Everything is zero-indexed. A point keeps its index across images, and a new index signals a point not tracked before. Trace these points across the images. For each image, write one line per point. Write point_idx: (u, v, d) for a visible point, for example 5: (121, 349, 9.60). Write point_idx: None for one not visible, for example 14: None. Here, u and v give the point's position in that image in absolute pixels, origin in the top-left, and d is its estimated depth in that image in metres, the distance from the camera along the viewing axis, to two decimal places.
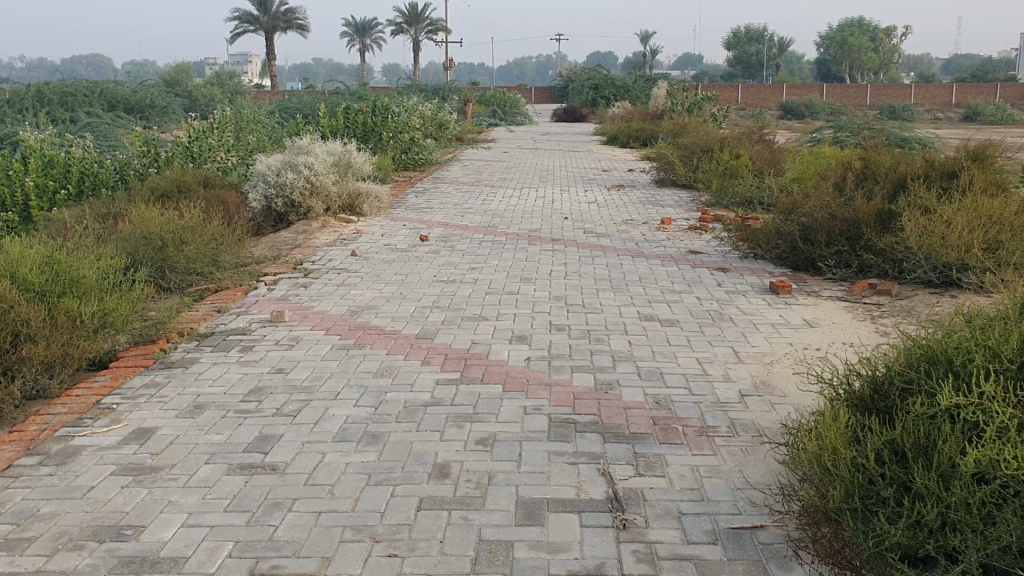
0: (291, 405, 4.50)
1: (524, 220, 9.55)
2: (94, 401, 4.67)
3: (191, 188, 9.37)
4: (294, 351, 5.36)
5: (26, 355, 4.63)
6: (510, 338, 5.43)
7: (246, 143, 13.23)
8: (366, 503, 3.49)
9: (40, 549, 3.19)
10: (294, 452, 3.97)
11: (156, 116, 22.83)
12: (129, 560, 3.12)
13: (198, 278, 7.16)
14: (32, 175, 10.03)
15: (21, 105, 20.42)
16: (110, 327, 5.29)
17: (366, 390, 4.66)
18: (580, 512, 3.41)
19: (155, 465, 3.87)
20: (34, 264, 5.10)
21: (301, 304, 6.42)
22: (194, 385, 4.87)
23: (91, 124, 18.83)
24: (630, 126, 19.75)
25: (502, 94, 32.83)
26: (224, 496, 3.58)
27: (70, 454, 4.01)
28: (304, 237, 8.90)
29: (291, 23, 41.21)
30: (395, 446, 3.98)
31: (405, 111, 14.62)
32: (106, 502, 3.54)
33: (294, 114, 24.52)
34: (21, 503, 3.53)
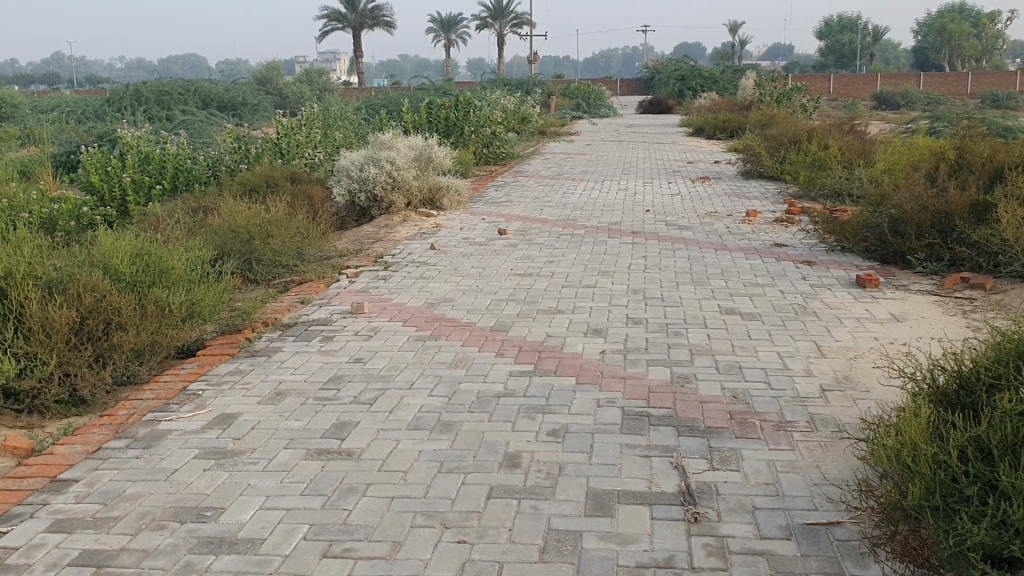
0: (367, 393, 4.58)
1: (605, 213, 9.50)
2: (181, 387, 4.85)
3: (278, 183, 9.61)
4: (372, 342, 5.45)
5: (117, 343, 4.81)
6: (586, 331, 5.41)
7: (333, 138, 13.50)
8: (437, 489, 3.52)
9: (124, 527, 3.31)
10: (369, 438, 4.04)
11: (248, 113, 23.49)
12: (207, 540, 3.22)
13: (284, 270, 7.35)
14: (129, 171, 10.45)
15: (120, 105, 21.29)
16: (198, 316, 5.49)
17: (440, 380, 4.71)
18: (651, 504, 3.38)
19: (236, 449, 3.99)
20: (126, 254, 5.30)
21: (380, 296, 6.53)
22: (276, 373, 5.00)
23: (186, 121, 19.47)
24: (718, 117, 19.41)
25: (586, 86, 32.69)
26: (301, 480, 3.66)
27: (156, 438, 4.16)
28: (386, 231, 9.04)
29: (379, 20, 41.89)
30: (466, 435, 4.01)
31: (488, 105, 14.70)
32: (188, 484, 3.66)
33: (379, 109, 24.89)
34: (108, 483, 3.68)
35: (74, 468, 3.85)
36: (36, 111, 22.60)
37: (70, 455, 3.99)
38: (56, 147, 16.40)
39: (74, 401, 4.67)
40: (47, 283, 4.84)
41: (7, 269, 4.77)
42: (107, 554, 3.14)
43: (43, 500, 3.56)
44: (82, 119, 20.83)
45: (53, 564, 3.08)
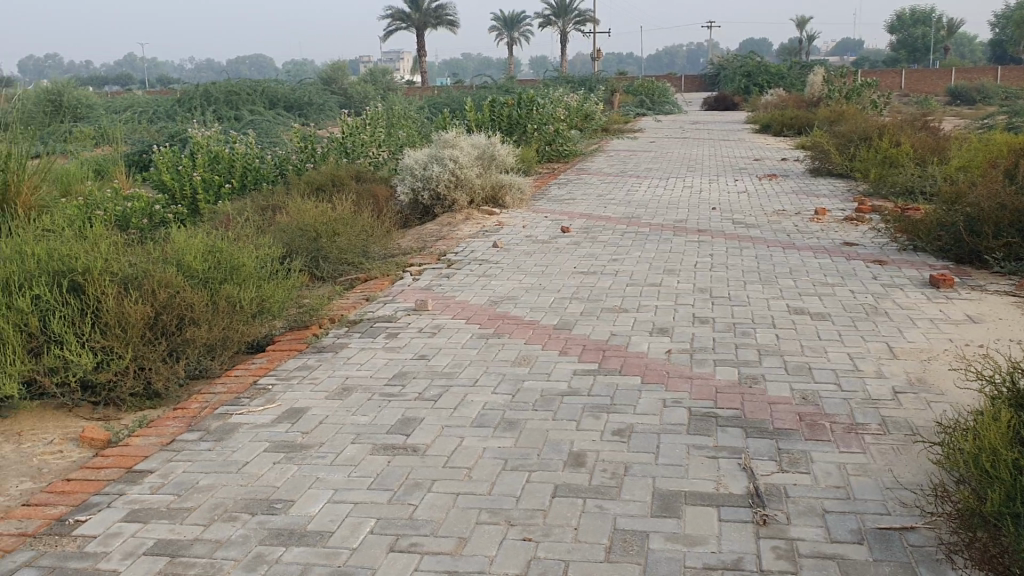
0: (432, 390, 4.61)
1: (670, 211, 9.41)
2: (251, 381, 4.95)
3: (344, 182, 9.73)
4: (436, 339, 5.48)
5: (190, 337, 4.92)
6: (651, 330, 5.37)
7: (397, 137, 13.62)
8: (502, 487, 3.53)
9: (198, 518, 3.39)
10: (434, 434, 4.06)
11: (313, 112, 23.83)
12: (277, 532, 3.28)
13: (350, 267, 7.43)
14: (200, 170, 10.69)
15: (190, 106, 21.78)
16: (267, 312, 5.59)
17: (504, 377, 4.71)
18: (719, 506, 3.34)
19: (305, 443, 4.05)
20: (199, 251, 5.42)
21: (444, 294, 6.56)
22: (343, 369, 5.06)
23: (254, 122, 19.83)
24: (785, 114, 19.08)
25: (649, 83, 32.43)
26: (367, 474, 3.71)
27: (227, 431, 4.25)
28: (449, 229, 9.08)
29: (442, 19, 42.13)
30: (531, 433, 4.01)
31: (551, 103, 14.68)
32: (259, 476, 3.73)
33: (442, 108, 25.04)
34: (182, 475, 3.77)
35: (149, 459, 3.95)
36: (110, 112, 23.24)
37: (146, 446, 4.10)
38: (129, 147, 16.85)
39: (148, 394, 4.78)
40: (123, 280, 4.97)
41: (86, 266, 4.92)
42: (182, 544, 3.21)
43: (120, 490, 3.66)
44: (154, 119, 21.36)
45: (130, 552, 3.16)
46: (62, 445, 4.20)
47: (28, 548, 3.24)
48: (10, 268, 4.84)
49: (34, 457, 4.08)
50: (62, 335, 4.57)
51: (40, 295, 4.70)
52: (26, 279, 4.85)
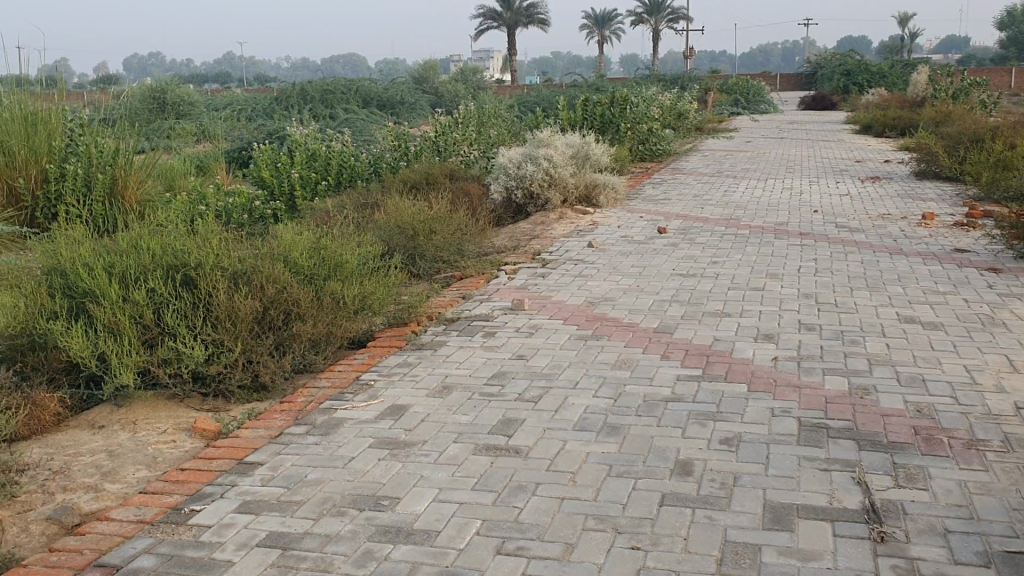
0: (533, 391, 4.60)
1: (770, 213, 9.21)
2: (354, 376, 5.02)
3: (438, 180, 9.80)
4: (534, 339, 5.47)
5: (296, 332, 5.04)
6: (756, 336, 5.26)
7: (490, 134, 13.68)
8: (608, 493, 3.49)
9: (307, 512, 3.44)
10: (536, 436, 4.05)
11: (406, 111, 24.10)
12: (386, 529, 3.31)
13: (445, 265, 7.48)
14: (298, 168, 10.94)
15: (287, 104, 22.30)
16: (369, 309, 5.68)
17: (605, 381, 4.67)
18: (833, 521, 3.24)
19: (408, 440, 4.09)
20: (304, 247, 5.54)
21: (540, 293, 6.55)
22: (442, 366, 5.09)
23: (349, 120, 20.17)
24: (888, 114, 18.50)
25: (744, 81, 31.86)
26: (471, 474, 3.71)
27: (332, 425, 4.31)
28: (543, 228, 9.08)
29: (533, 18, 42.15)
30: (635, 440, 3.96)
31: (645, 102, 14.53)
32: (365, 472, 3.77)
33: (532, 108, 25.04)
34: (291, 468, 3.84)
35: (258, 451, 4.04)
36: (211, 110, 23.96)
37: (255, 438, 4.19)
38: (230, 144, 17.34)
39: (256, 386, 4.89)
40: (233, 274, 5.13)
41: (198, 261, 5.08)
42: (293, 537, 3.27)
43: (232, 481, 3.74)
44: (252, 118, 21.91)
45: (243, 543, 3.23)
46: (175, 435, 4.32)
47: (147, 536, 3.34)
48: (127, 261, 5.03)
49: (149, 446, 4.21)
50: (175, 327, 4.72)
51: (154, 288, 4.87)
52: (141, 272, 5.03)
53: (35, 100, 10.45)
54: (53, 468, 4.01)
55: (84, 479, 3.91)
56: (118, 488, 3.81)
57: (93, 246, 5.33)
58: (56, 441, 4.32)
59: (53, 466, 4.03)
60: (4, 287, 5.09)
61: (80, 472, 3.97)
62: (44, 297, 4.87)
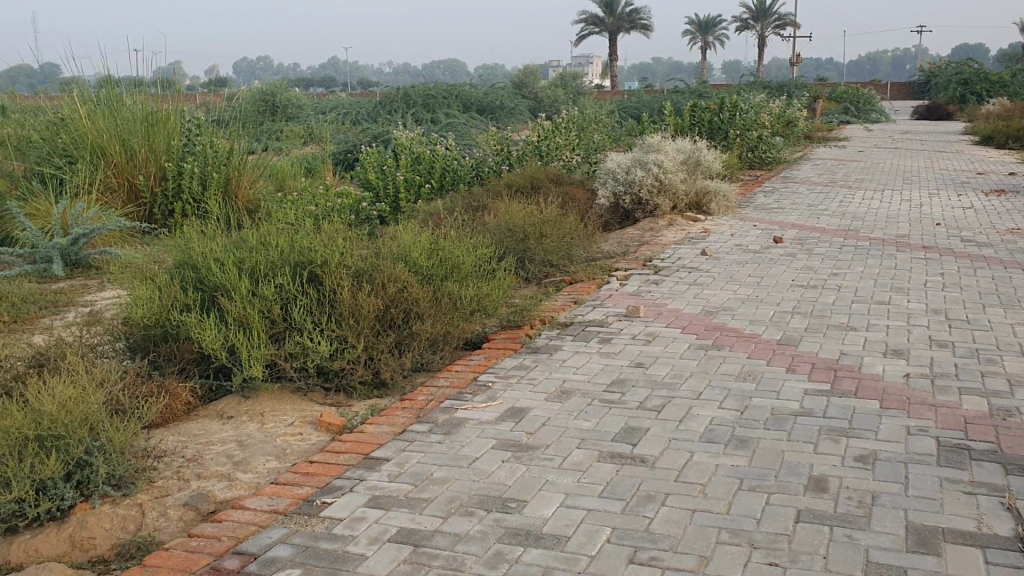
0: (654, 400, 4.53)
1: (890, 225, 8.92)
2: (471, 377, 5.03)
3: (543, 184, 9.68)
4: (652, 347, 5.40)
5: (415, 331, 5.07)
6: (885, 352, 5.08)
7: (596, 138, 13.61)
8: (741, 507, 3.41)
9: (435, 510, 3.46)
10: (662, 446, 3.98)
11: (506, 115, 24.17)
12: (514, 531, 3.29)
13: (555, 269, 7.45)
14: (403, 170, 11.08)
15: (391, 109, 22.69)
16: (485, 311, 5.69)
17: (729, 393, 4.57)
18: (984, 547, 3.09)
19: (531, 444, 4.07)
20: (423, 247, 5.59)
21: (655, 300, 6.47)
22: (560, 371, 5.06)
23: (451, 125, 20.38)
24: (1012, 125, 17.71)
25: (855, 89, 31.01)
26: (598, 481, 3.67)
27: (453, 425, 4.33)
28: (653, 234, 8.98)
29: (637, 23, 41.84)
30: (765, 454, 3.86)
31: (755, 107, 14.24)
32: (490, 473, 3.77)
33: (634, 115, 24.90)
34: (416, 465, 3.87)
35: (383, 448, 4.08)
36: (316, 113, 24.54)
37: (379, 435, 4.23)
38: (336, 146, 17.70)
39: (376, 383, 4.94)
40: (356, 272, 5.20)
41: (324, 259, 5.18)
42: (423, 534, 3.28)
43: (360, 476, 3.79)
44: (357, 121, 22.35)
45: (375, 538, 3.26)
46: (301, 428, 4.40)
47: (281, 526, 3.40)
48: (257, 258, 5.16)
49: (277, 438, 4.29)
50: (302, 323, 4.82)
51: (283, 284, 4.98)
52: (269, 268, 5.14)
53: (156, 101, 10.86)
54: (187, 455, 4.13)
55: (216, 467, 4.01)
56: (249, 477, 3.90)
57: (223, 241, 5.48)
58: (188, 430, 4.45)
59: (186, 453, 4.15)
60: (139, 279, 5.28)
61: (213, 461, 4.07)
62: (178, 289, 5.03)
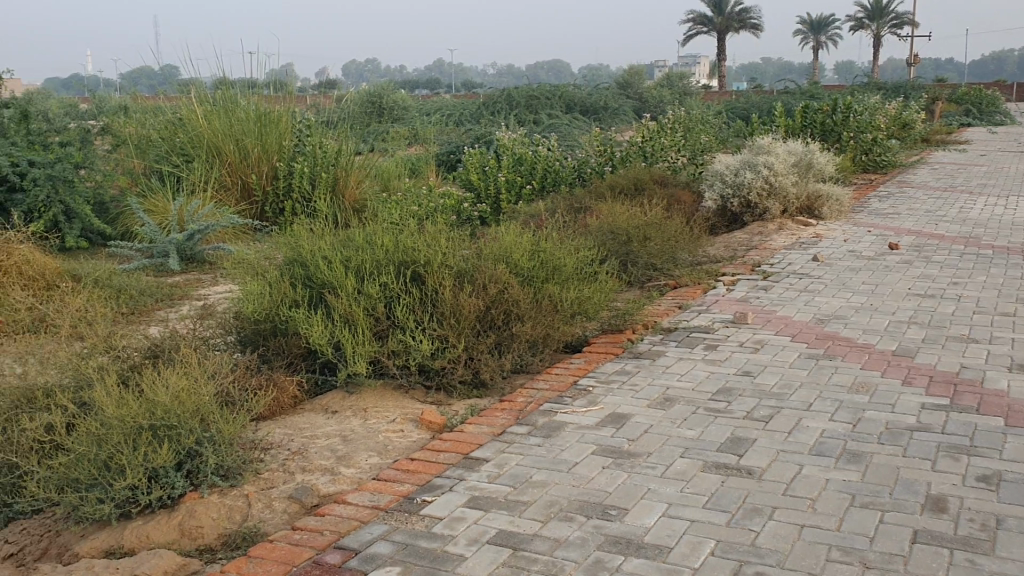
0: (762, 410, 4.39)
1: (1015, 232, 8.47)
2: (572, 380, 4.98)
3: (648, 186, 9.51)
4: (759, 355, 5.25)
5: (516, 332, 5.06)
6: (1010, 366, 4.81)
7: (703, 139, 13.37)
8: (853, 524, 3.27)
9: (534, 514, 3.42)
10: (769, 458, 3.86)
11: (610, 116, 24.00)
12: (615, 539, 3.23)
13: (658, 273, 7.34)
14: (506, 171, 11.11)
15: (494, 110, 22.84)
16: (586, 314, 5.63)
17: (841, 404, 4.40)
18: None
19: (633, 451, 3.99)
20: (525, 249, 5.57)
21: (763, 307, 6.29)
22: (663, 377, 4.96)
23: (554, 125, 20.36)
24: None
25: (977, 90, 29.66)
26: (702, 492, 3.57)
27: (554, 429, 4.28)
28: (761, 239, 8.76)
29: (745, 23, 41.03)
30: (879, 469, 3.69)
31: (870, 108, 13.76)
32: (590, 479, 3.71)
33: (741, 115, 24.41)
34: (516, 468, 3.84)
35: (483, 449, 4.07)
36: (421, 114, 24.89)
37: (479, 435, 4.23)
38: (440, 147, 17.90)
39: (475, 383, 4.94)
40: (458, 273, 5.22)
41: (426, 258, 5.21)
42: (522, 538, 3.25)
43: (460, 475, 3.79)
44: (461, 122, 22.58)
45: (474, 539, 3.25)
46: (402, 425, 4.44)
47: (381, 523, 3.42)
48: (362, 256, 5.22)
49: (379, 434, 4.33)
50: (404, 321, 4.86)
51: (387, 283, 5.03)
52: (374, 266, 5.21)
53: (269, 102, 11.19)
54: (292, 448, 4.20)
55: (320, 461, 4.07)
56: (352, 472, 3.94)
57: (331, 240, 5.58)
58: (293, 423, 4.53)
59: (291, 446, 4.22)
60: (251, 274, 5.41)
61: (317, 454, 4.13)
62: (287, 286, 5.15)
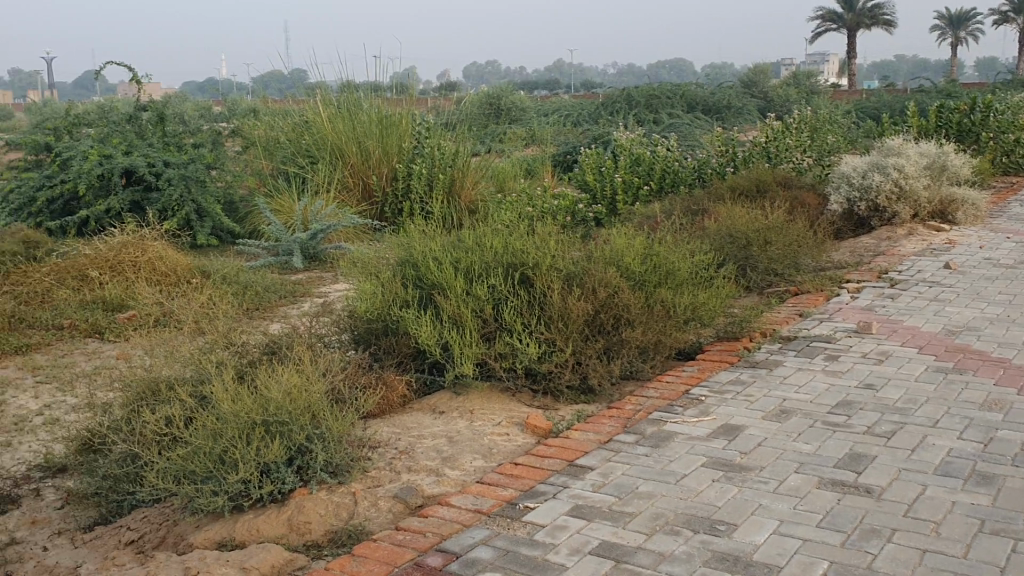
0: (884, 425, 4.18)
1: None
2: (683, 389, 4.86)
3: (771, 189, 9.14)
4: (884, 367, 5.00)
5: (626, 338, 4.97)
6: None
7: (830, 139, 12.90)
8: (981, 552, 3.06)
9: (639, 526, 3.34)
10: (889, 477, 3.66)
11: (733, 117, 23.45)
12: (722, 556, 3.12)
13: (779, 278, 7.10)
14: (623, 172, 10.98)
15: (613, 110, 22.70)
16: (700, 320, 5.49)
17: (971, 422, 4.14)
18: None
19: (745, 464, 3.86)
20: (637, 252, 5.47)
21: (889, 316, 6.00)
22: (779, 388, 4.78)
23: (674, 125, 20.04)
24: None
25: None
26: (816, 510, 3.41)
27: (663, 438, 4.18)
28: (889, 244, 8.38)
29: (878, 19, 39.46)
30: (1012, 494, 3.45)
31: (1013, 107, 12.99)
32: (699, 492, 3.60)
33: (872, 115, 23.46)
34: (622, 478, 3.76)
35: (589, 456, 4.01)
36: (540, 114, 24.94)
37: (585, 442, 4.17)
38: (558, 147, 17.87)
39: (583, 389, 4.88)
40: (567, 275, 5.17)
41: (536, 261, 5.18)
42: (625, 550, 3.18)
43: (564, 483, 3.74)
44: (580, 122, 22.52)
45: (576, 549, 3.19)
46: (509, 429, 4.42)
47: (484, 527, 3.41)
48: (472, 258, 5.24)
49: (485, 437, 4.33)
50: (512, 324, 4.85)
51: (495, 285, 5.03)
52: (483, 268, 5.21)
53: (391, 104, 11.43)
54: (399, 447, 4.24)
55: (426, 462, 4.08)
56: (457, 474, 3.95)
57: (442, 241, 5.62)
58: (401, 421, 4.57)
59: (399, 445, 4.26)
60: (365, 274, 5.51)
61: (423, 455, 4.15)
62: (398, 286, 5.21)
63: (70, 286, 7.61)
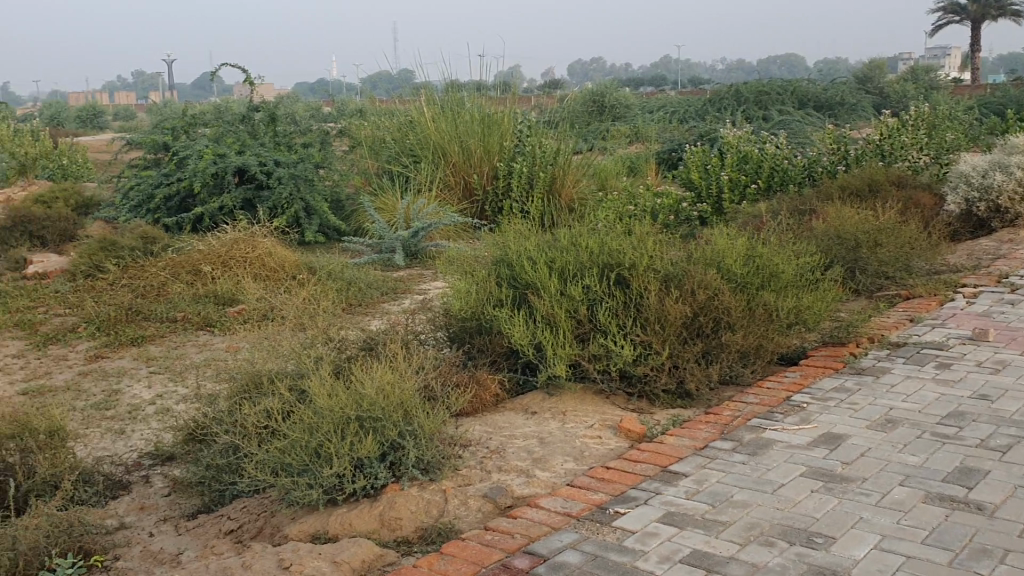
0: (999, 439, 3.96)
1: None
2: (784, 396, 4.72)
3: (884, 188, 8.81)
4: (1000, 377, 4.75)
5: (725, 342, 4.86)
6: None
7: (950, 136, 12.34)
8: None
9: (732, 535, 3.25)
10: (1004, 494, 3.46)
11: (846, 113, 22.70)
12: (819, 570, 3.00)
13: (890, 281, 6.83)
14: (729, 170, 10.75)
15: (721, 107, 22.27)
16: (803, 324, 5.32)
17: None
18: None
19: (846, 475, 3.71)
20: (739, 253, 5.33)
21: (1008, 324, 5.69)
22: (886, 397, 4.59)
23: (783, 122, 19.53)
24: None
25: None
26: (922, 526, 3.26)
27: (760, 446, 4.06)
28: (1012, 247, 7.96)
29: (1005, 10, 37.57)
30: None
31: None
32: (796, 502, 3.49)
33: (997, 111, 22.35)
34: (716, 485, 3.67)
35: (683, 462, 3.93)
36: (645, 111, 24.67)
37: (679, 448, 4.09)
38: (663, 144, 17.64)
39: (680, 393, 4.79)
40: (665, 276, 5.08)
41: (632, 261, 5.11)
42: (717, 560, 3.10)
43: (656, 488, 3.67)
44: (686, 120, 22.18)
45: (666, 557, 3.13)
46: (602, 431, 4.37)
47: (573, 530, 3.38)
48: (567, 258, 5.20)
49: (577, 439, 4.29)
50: (607, 325, 4.80)
51: (591, 285, 4.98)
52: (578, 268, 5.17)
53: (493, 103, 11.48)
54: (491, 447, 4.24)
55: (517, 462, 4.07)
56: (548, 476, 3.93)
57: (538, 240, 5.59)
58: (494, 421, 4.58)
59: (490, 445, 4.26)
60: (461, 272, 5.54)
61: (514, 455, 4.14)
62: (493, 284, 5.22)
63: (184, 280, 7.91)
